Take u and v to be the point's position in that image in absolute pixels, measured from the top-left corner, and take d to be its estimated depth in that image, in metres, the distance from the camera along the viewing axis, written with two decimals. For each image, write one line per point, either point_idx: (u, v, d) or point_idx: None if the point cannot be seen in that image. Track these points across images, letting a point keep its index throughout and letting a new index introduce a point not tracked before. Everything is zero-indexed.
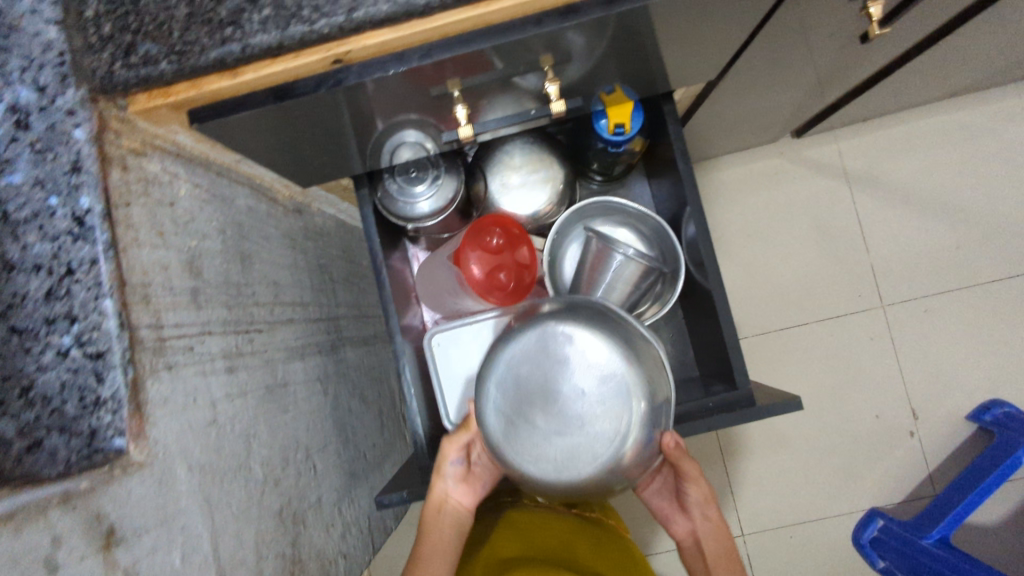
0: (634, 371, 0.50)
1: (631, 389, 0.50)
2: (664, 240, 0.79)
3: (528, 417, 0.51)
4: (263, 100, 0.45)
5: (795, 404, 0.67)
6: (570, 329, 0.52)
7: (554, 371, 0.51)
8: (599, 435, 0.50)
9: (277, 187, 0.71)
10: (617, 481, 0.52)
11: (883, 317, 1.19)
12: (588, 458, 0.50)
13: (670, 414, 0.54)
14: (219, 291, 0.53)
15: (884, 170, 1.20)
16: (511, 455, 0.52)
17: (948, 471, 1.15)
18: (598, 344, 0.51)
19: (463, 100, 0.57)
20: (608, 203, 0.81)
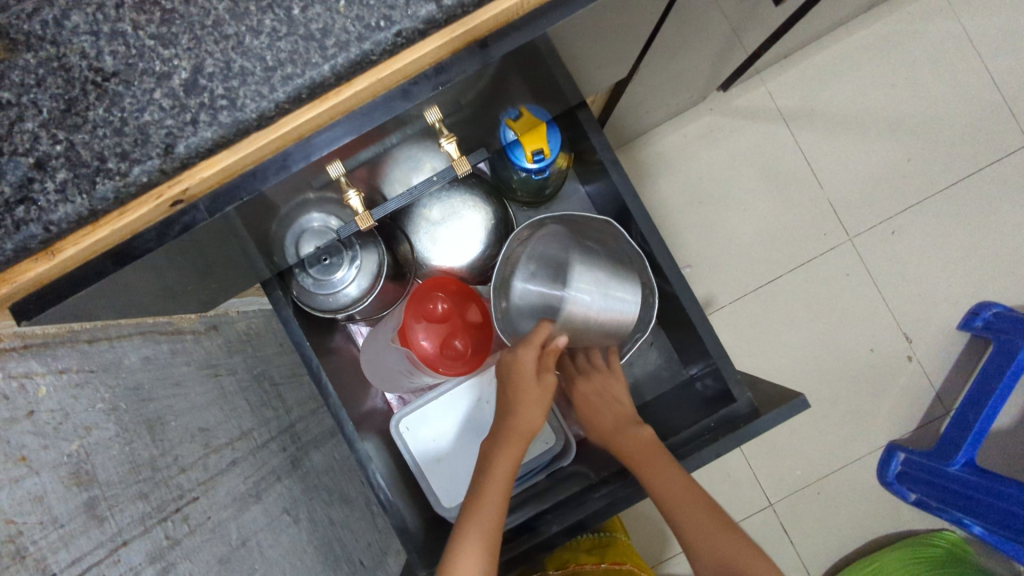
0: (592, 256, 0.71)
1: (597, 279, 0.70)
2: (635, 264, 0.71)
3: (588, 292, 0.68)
4: (100, 269, 0.37)
5: (801, 403, 0.61)
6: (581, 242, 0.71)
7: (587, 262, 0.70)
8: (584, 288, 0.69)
9: (177, 317, 0.62)
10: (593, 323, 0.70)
11: (854, 249, 1.14)
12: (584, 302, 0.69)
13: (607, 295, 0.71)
14: (127, 483, 0.44)
15: (817, 101, 1.16)
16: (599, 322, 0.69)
17: (953, 386, 1.12)
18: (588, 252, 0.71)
19: (352, 183, 0.49)
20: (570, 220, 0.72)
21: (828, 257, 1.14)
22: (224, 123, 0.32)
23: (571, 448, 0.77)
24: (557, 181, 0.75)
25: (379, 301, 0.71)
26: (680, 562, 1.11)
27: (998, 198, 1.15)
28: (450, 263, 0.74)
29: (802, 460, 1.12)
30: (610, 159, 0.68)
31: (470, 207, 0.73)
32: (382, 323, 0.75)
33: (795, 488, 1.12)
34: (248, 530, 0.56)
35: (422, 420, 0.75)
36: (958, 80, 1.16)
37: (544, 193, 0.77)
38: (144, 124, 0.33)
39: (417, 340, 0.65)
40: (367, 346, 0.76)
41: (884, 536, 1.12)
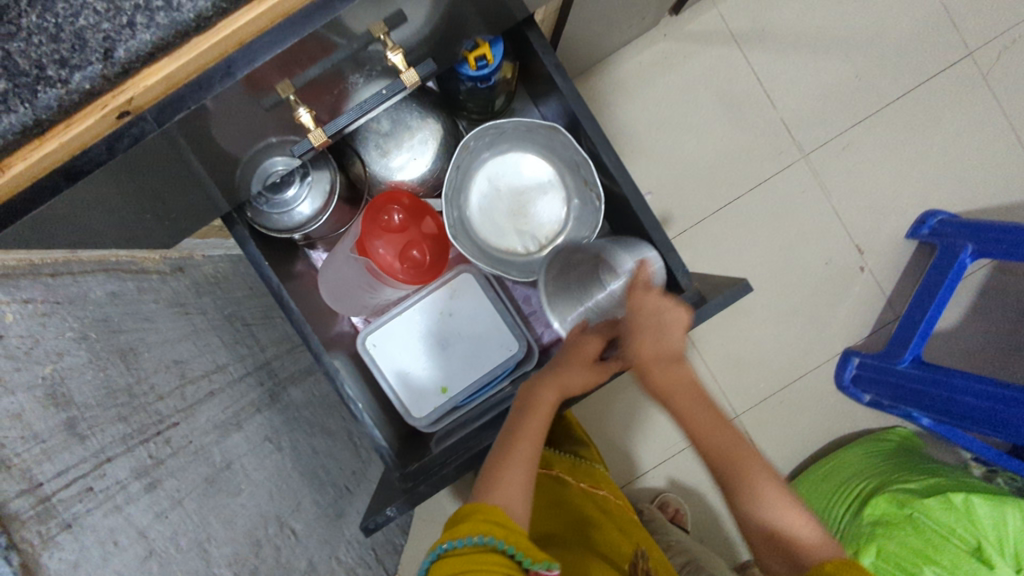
0: (540, 178, 0.78)
1: (541, 191, 0.78)
2: (581, 168, 0.73)
3: (529, 192, 0.79)
4: (55, 185, 0.37)
5: (745, 286, 0.64)
6: (532, 169, 0.78)
7: (535, 182, 0.78)
8: (542, 194, 0.78)
9: (140, 257, 0.62)
10: (543, 220, 0.79)
11: (807, 166, 1.18)
12: (542, 205, 0.79)
13: (551, 206, 0.79)
14: (105, 406, 0.45)
15: (769, 21, 1.16)
16: (545, 217, 0.79)
17: (903, 293, 1.18)
18: (537, 172, 0.78)
19: (302, 100, 0.49)
20: (513, 134, 0.75)
21: (784, 175, 1.17)
22: (162, 25, 0.32)
23: (534, 352, 0.80)
24: (506, 92, 0.76)
25: (334, 218, 0.71)
26: (656, 476, 1.17)
27: (942, 109, 1.18)
28: (405, 179, 0.74)
29: (764, 372, 1.18)
30: (557, 71, 0.67)
31: (421, 122, 0.73)
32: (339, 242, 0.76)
33: (759, 399, 1.18)
34: (231, 455, 0.58)
35: (387, 336, 0.77)
36: None
37: (495, 105, 0.78)
38: (79, 28, 0.32)
39: (377, 254, 0.67)
40: (327, 266, 0.76)
41: (842, 436, 1.19)
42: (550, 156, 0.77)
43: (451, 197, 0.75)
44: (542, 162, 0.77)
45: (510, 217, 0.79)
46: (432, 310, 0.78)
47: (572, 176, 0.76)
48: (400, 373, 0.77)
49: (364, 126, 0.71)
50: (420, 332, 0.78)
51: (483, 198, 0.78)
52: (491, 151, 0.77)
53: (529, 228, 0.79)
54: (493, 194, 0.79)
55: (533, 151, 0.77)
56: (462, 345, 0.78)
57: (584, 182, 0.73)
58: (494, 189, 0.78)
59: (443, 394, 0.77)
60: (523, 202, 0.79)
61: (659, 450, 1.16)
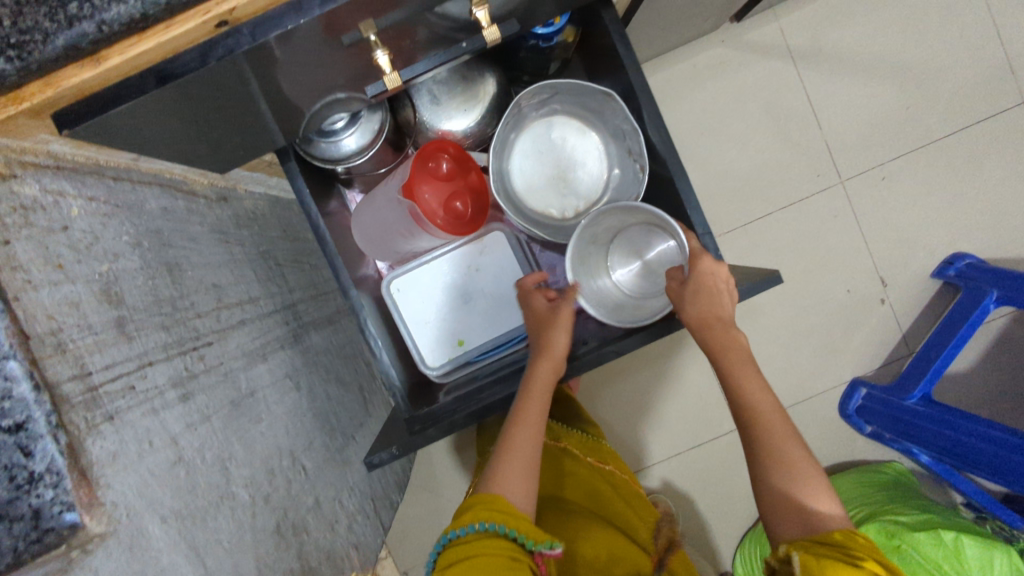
0: (582, 147, 0.79)
1: (581, 161, 0.79)
2: (627, 139, 0.74)
3: (569, 160, 0.79)
4: (143, 85, 0.38)
5: (775, 279, 0.63)
6: (576, 138, 0.79)
7: (577, 151, 0.79)
8: (582, 163, 0.79)
9: (191, 178, 0.62)
10: (580, 189, 0.79)
11: (843, 192, 1.18)
12: (581, 175, 0.79)
13: (590, 175, 0.79)
14: (151, 313, 0.46)
15: (827, 42, 1.16)
16: (581, 187, 0.79)
17: (919, 331, 1.18)
18: (581, 140, 0.79)
19: (381, 43, 0.48)
20: (565, 99, 0.76)
21: (819, 198, 1.18)
22: None
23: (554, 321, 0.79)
24: (561, 53, 0.75)
25: (377, 159, 0.72)
26: (648, 475, 1.18)
27: (986, 154, 1.18)
28: (453, 131, 0.74)
29: (770, 390, 1.19)
30: (619, 39, 0.66)
31: (477, 78, 0.73)
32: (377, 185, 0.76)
33: None
34: (255, 383, 0.58)
35: (413, 283, 0.78)
36: (964, 32, 1.17)
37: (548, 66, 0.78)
38: None
39: (422, 199, 0.66)
40: (361, 207, 0.76)
41: (838, 463, 1.19)
42: (595, 125, 0.78)
43: (495, 152, 0.75)
44: (586, 129, 0.78)
45: (547, 182, 0.79)
46: (460, 264, 0.79)
47: (615, 146, 0.77)
48: (420, 320, 0.78)
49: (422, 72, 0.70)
50: (445, 284, 0.79)
51: (523, 159, 0.79)
52: (539, 115, 0.78)
53: (566, 193, 0.79)
54: (534, 156, 0.79)
55: (580, 117, 0.78)
56: (485, 301, 0.79)
57: (629, 152, 0.74)
58: (536, 153, 0.79)
59: (459, 347, 0.78)
60: (562, 170, 0.79)
61: (655, 451, 1.17)
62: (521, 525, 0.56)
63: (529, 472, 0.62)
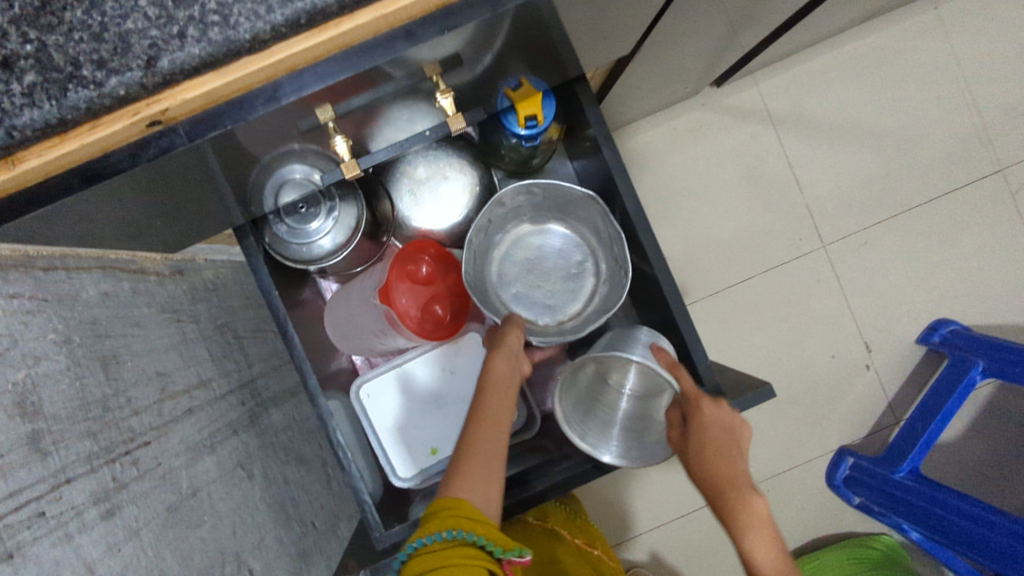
0: (573, 252, 0.75)
1: (571, 266, 0.75)
2: (612, 244, 0.70)
3: (559, 266, 0.75)
4: (66, 186, 0.35)
5: (768, 392, 0.61)
6: (567, 244, 0.75)
7: (567, 257, 0.75)
8: (572, 269, 0.75)
9: (140, 256, 0.59)
10: (568, 296, 0.75)
11: (825, 256, 1.16)
12: (571, 282, 0.75)
13: (580, 283, 0.75)
14: (75, 420, 0.42)
15: (806, 107, 1.17)
16: (571, 294, 0.75)
17: (905, 398, 1.16)
18: (571, 246, 0.75)
19: (340, 128, 0.46)
20: (552, 204, 0.73)
21: (802, 261, 1.16)
22: (213, 41, 0.30)
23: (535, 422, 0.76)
24: (546, 151, 0.73)
25: (352, 257, 0.69)
26: (630, 548, 1.12)
27: (966, 220, 1.18)
28: (434, 229, 0.72)
29: (755, 459, 1.15)
30: (604, 140, 0.65)
31: (456, 169, 0.71)
32: (353, 281, 0.73)
33: None
34: (199, 481, 0.54)
35: (384, 388, 0.74)
36: (941, 100, 1.18)
37: (532, 163, 0.75)
38: (125, 31, 0.30)
39: (398, 303, 0.63)
40: (336, 302, 0.74)
41: (826, 536, 1.15)
42: (582, 233, 0.74)
43: (475, 258, 0.71)
44: (573, 235, 0.75)
45: (534, 289, 0.75)
46: (433, 365, 0.75)
47: (603, 253, 0.73)
48: (391, 428, 0.73)
49: (399, 168, 0.70)
50: (418, 388, 0.74)
51: (506, 266, 0.75)
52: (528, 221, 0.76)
53: (551, 302, 0.75)
54: (522, 263, 0.76)
55: (566, 223, 0.75)
56: (458, 407, 0.74)
57: (615, 260, 0.70)
58: (524, 259, 0.76)
59: (432, 456, 0.73)
60: (550, 275, 0.75)
61: (637, 522, 1.12)
62: (488, 531, 0.50)
63: (493, 465, 0.55)
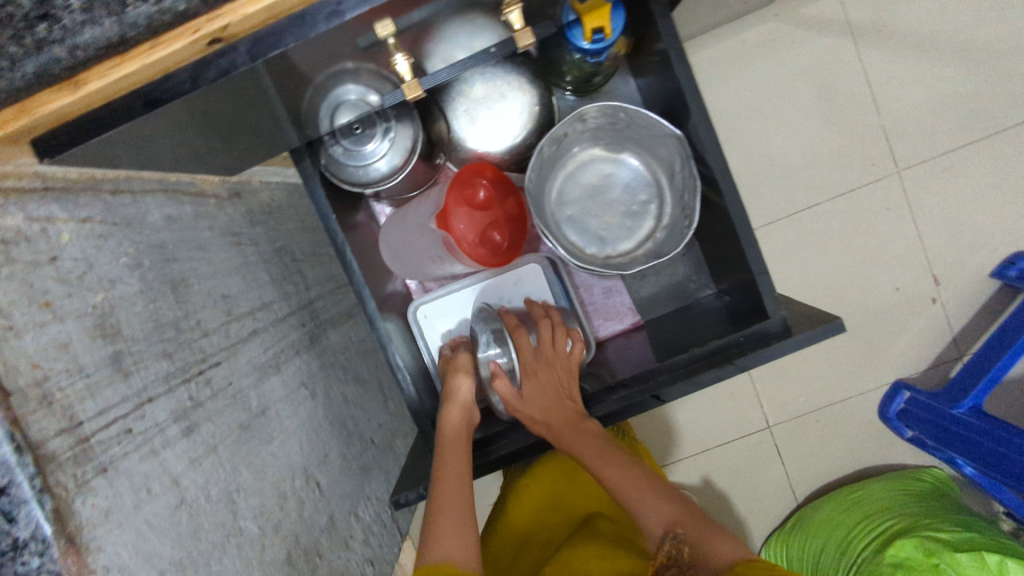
0: (648, 197, 0.72)
1: (640, 211, 0.72)
2: (687, 193, 0.66)
3: (626, 206, 0.73)
4: (130, 108, 0.34)
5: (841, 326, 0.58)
6: (645, 186, 0.72)
7: (638, 199, 0.72)
8: (640, 215, 0.72)
9: (200, 179, 0.59)
10: (626, 239, 0.73)
11: (899, 183, 1.09)
12: (632, 227, 0.73)
13: (644, 230, 0.72)
14: (151, 342, 0.43)
15: (893, 17, 1.06)
16: (629, 239, 0.73)
17: (972, 332, 1.11)
18: (645, 190, 0.72)
19: (401, 45, 0.44)
20: (639, 142, 0.69)
21: (872, 189, 1.09)
22: None
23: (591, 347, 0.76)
24: (609, 68, 0.70)
25: (408, 179, 0.69)
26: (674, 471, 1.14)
27: None
28: (489, 151, 0.70)
29: (806, 391, 1.14)
30: (676, 55, 0.60)
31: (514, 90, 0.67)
32: (409, 204, 0.72)
33: (795, 414, 1.14)
34: (267, 400, 0.56)
35: (442, 311, 0.75)
36: None
37: (594, 81, 0.72)
38: None
39: (456, 227, 0.61)
40: (391, 226, 0.74)
41: (874, 466, 1.14)
42: (653, 172, 0.71)
43: (539, 170, 0.69)
44: (643, 173, 0.72)
45: (595, 223, 0.73)
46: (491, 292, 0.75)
47: (672, 199, 0.70)
48: None
49: (457, 88, 0.65)
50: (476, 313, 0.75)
51: (564, 183, 0.73)
52: (611, 153, 0.72)
53: (603, 234, 0.73)
54: (591, 193, 0.73)
55: (639, 157, 0.71)
56: None
57: (682, 209, 0.68)
58: (594, 190, 0.73)
59: None
60: (616, 212, 0.73)
61: (682, 447, 1.14)
62: None
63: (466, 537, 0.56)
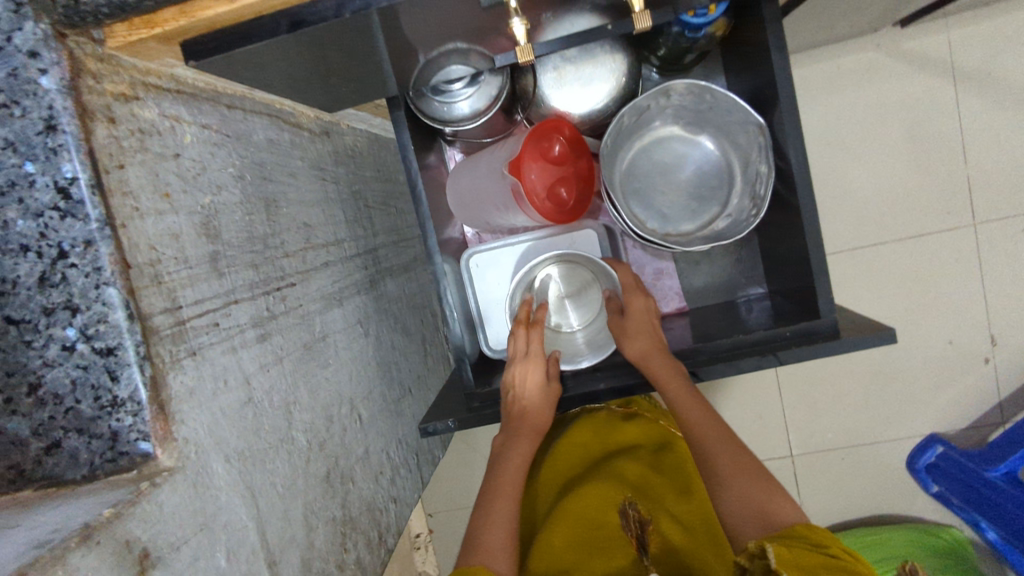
0: (721, 184, 0.70)
1: (708, 197, 0.71)
2: (761, 184, 0.65)
3: (696, 190, 0.71)
4: (275, 27, 0.38)
5: (889, 336, 0.57)
6: (718, 172, 0.70)
7: (709, 184, 0.71)
8: (709, 200, 0.71)
9: (299, 111, 0.62)
10: (689, 221, 0.71)
11: (974, 235, 1.06)
12: (698, 210, 0.71)
13: (709, 216, 0.71)
14: (243, 250, 0.46)
15: (1001, 65, 1.03)
16: (692, 222, 0.71)
17: (1020, 399, 1.08)
18: (718, 177, 0.70)
19: (521, 10, 0.44)
20: (722, 126, 0.68)
21: (944, 236, 1.07)
22: None
23: None
24: (703, 48, 0.70)
25: (486, 127, 0.70)
26: None
27: None
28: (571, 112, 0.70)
29: (837, 427, 1.12)
30: (779, 65, 0.61)
31: (608, 60, 0.69)
32: (483, 150, 0.74)
33: (821, 447, 1.13)
34: (328, 327, 0.59)
35: (493, 262, 0.77)
36: None
37: (684, 59, 0.73)
38: None
39: (527, 178, 0.62)
40: (460, 171, 0.76)
41: (894, 515, 1.13)
42: (725, 157, 0.70)
43: (615, 137, 0.69)
44: (718, 158, 0.71)
45: (661, 201, 0.71)
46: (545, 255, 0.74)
47: (742, 188, 0.69)
48: (493, 300, 0.77)
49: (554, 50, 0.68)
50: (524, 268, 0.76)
51: (638, 156, 0.72)
52: (691, 134, 0.71)
53: (666, 212, 0.71)
54: (664, 170, 0.71)
55: (716, 141, 0.70)
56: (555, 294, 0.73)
57: (753, 198, 0.67)
58: (666, 168, 0.71)
59: None
60: (684, 194, 0.71)
61: None
62: None
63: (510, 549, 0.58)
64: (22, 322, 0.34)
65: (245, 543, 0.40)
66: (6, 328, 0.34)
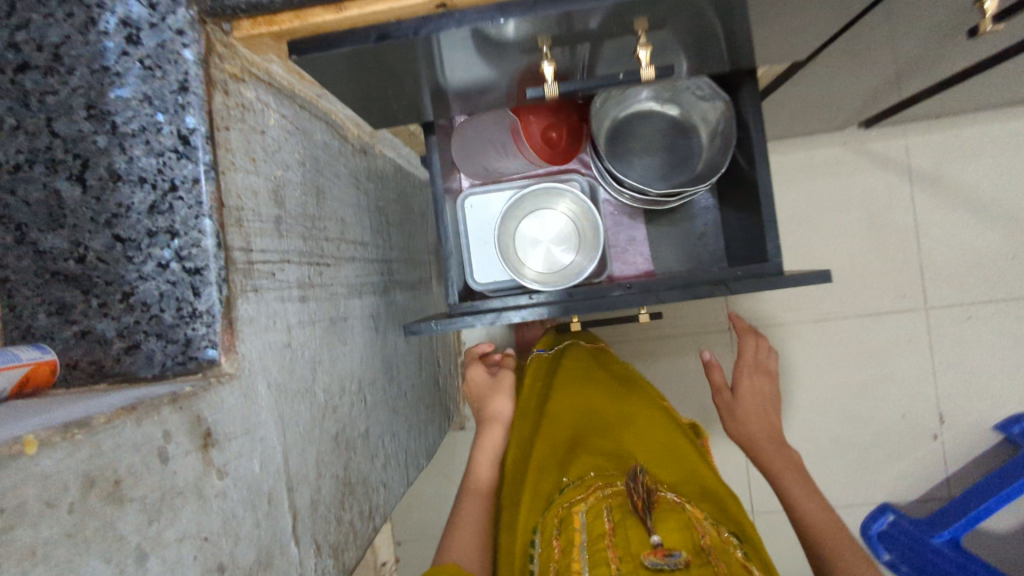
0: (691, 152, 0.79)
1: (680, 161, 0.79)
2: (723, 151, 0.73)
3: (671, 155, 0.80)
4: (363, 38, 0.47)
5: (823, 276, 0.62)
6: (691, 141, 0.79)
7: (681, 152, 0.79)
8: (680, 165, 0.79)
9: (348, 125, 0.72)
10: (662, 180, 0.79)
11: (925, 318, 1.17)
12: (671, 172, 0.80)
13: (679, 178, 0.79)
14: (297, 222, 0.54)
15: (950, 170, 1.17)
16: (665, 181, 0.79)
17: (965, 476, 1.16)
18: (690, 147, 0.79)
19: (551, 54, 0.54)
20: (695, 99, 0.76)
21: (899, 316, 1.18)
22: None
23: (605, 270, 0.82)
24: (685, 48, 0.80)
25: None
26: None
27: None
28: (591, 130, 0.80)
29: None
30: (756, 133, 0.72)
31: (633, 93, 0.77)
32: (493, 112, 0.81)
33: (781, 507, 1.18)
34: (350, 311, 0.66)
35: (484, 203, 0.84)
36: None
37: None
38: None
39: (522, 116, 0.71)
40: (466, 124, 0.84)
41: None
42: (689, 122, 0.80)
43: (603, 102, 0.76)
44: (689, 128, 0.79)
45: (639, 163, 0.80)
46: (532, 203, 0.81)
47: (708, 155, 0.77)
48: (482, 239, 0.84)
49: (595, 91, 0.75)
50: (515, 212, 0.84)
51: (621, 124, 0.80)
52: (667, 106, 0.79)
53: (643, 175, 0.80)
54: (643, 138, 0.80)
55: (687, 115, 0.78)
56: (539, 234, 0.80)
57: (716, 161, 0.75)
58: (645, 137, 0.80)
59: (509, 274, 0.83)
60: (659, 159, 0.80)
61: None
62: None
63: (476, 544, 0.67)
64: (128, 240, 0.41)
65: (273, 462, 0.45)
66: (115, 245, 0.41)
